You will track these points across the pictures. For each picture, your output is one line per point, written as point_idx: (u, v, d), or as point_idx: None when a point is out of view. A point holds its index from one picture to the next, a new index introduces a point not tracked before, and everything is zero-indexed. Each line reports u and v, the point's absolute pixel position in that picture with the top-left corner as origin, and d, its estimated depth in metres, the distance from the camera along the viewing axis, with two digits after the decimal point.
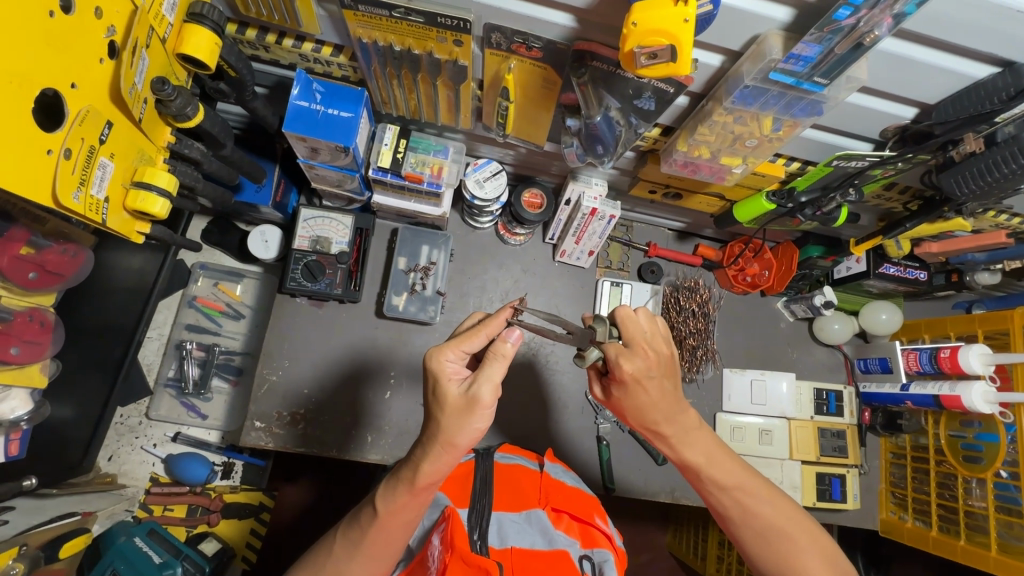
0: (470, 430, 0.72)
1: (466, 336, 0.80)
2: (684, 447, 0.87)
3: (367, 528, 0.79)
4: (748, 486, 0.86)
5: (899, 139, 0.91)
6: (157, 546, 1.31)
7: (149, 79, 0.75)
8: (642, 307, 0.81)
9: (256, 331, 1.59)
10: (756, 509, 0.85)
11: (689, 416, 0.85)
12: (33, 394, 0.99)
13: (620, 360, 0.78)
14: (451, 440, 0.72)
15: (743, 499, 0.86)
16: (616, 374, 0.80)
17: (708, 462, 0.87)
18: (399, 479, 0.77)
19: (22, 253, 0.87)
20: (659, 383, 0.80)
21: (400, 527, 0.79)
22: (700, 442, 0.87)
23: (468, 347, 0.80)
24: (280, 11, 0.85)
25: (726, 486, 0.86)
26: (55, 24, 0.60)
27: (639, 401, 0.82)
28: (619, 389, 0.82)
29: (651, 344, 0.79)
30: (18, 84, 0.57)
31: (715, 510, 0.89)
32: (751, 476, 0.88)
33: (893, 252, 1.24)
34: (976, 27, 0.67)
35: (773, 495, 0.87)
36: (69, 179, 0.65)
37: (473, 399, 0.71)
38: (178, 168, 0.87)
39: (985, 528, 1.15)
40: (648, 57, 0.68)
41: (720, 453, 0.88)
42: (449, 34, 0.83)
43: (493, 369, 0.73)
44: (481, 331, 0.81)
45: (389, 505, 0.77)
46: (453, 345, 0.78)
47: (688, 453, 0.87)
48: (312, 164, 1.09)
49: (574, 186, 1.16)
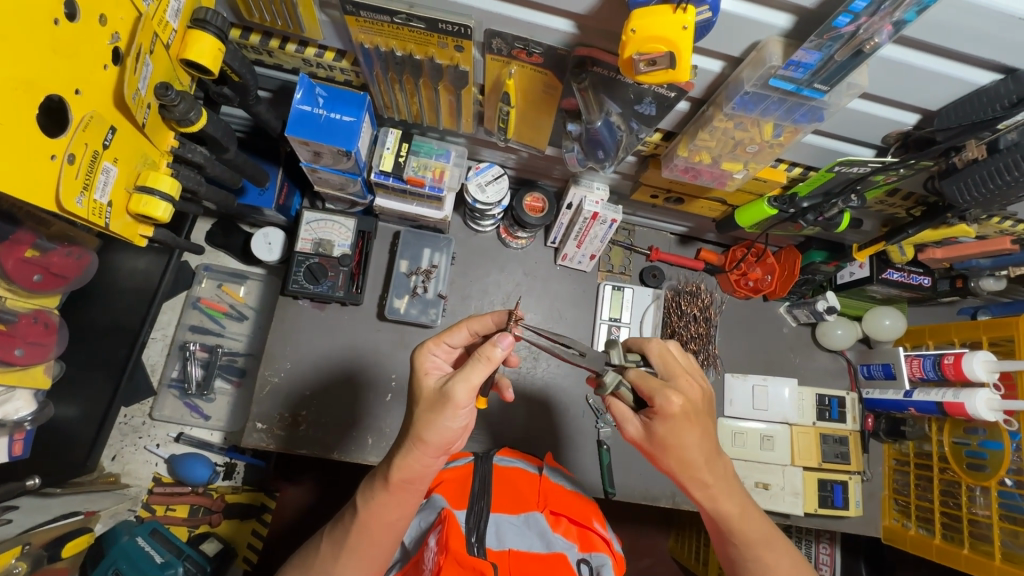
0: (441, 429, 0.72)
1: (448, 330, 0.86)
2: (723, 498, 0.81)
3: (349, 526, 0.78)
4: (774, 541, 0.83)
5: (901, 145, 0.90)
6: (159, 546, 1.33)
7: (152, 84, 0.76)
8: (673, 341, 0.87)
9: (259, 332, 1.60)
10: (775, 563, 0.82)
11: (726, 461, 0.82)
12: (37, 395, 1.00)
13: (668, 393, 0.76)
14: (421, 436, 0.72)
15: (766, 553, 0.83)
16: (661, 412, 0.77)
17: (739, 517, 0.82)
18: (387, 483, 0.75)
19: (27, 255, 0.88)
20: (704, 420, 0.78)
21: (384, 527, 0.77)
22: (734, 498, 0.82)
23: (449, 342, 0.85)
24: (283, 16, 0.86)
25: (752, 539, 0.82)
26: (59, 32, 0.61)
27: (684, 442, 0.77)
28: (659, 427, 0.78)
29: (691, 383, 0.80)
30: (22, 92, 0.58)
31: (732, 559, 0.85)
32: (775, 531, 0.84)
33: (896, 259, 1.23)
34: (978, 33, 0.67)
35: (792, 551, 0.84)
36: (74, 183, 0.66)
37: (447, 397, 0.71)
38: (182, 172, 0.88)
39: (990, 537, 1.13)
40: (647, 64, 0.68)
41: (751, 505, 0.84)
42: (450, 39, 0.84)
43: (470, 371, 0.71)
44: (462, 325, 0.86)
45: (373, 499, 0.76)
46: (435, 340, 0.84)
47: (724, 507, 0.82)
48: (315, 167, 1.10)
49: (576, 191, 1.17)
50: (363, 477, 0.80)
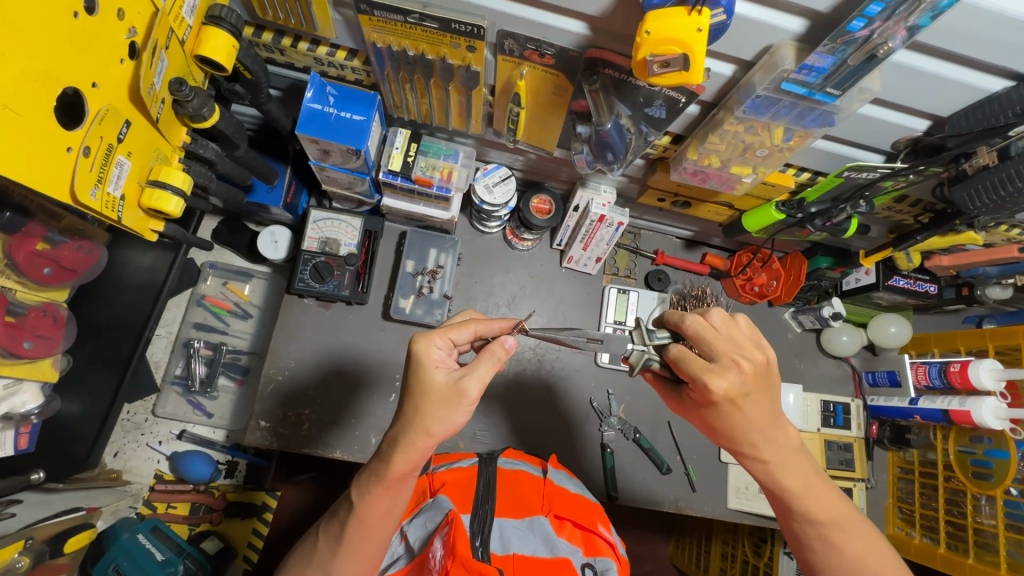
0: (450, 420, 0.72)
1: (453, 327, 0.81)
2: (782, 473, 0.80)
3: (345, 521, 0.77)
4: (843, 522, 0.82)
5: (911, 151, 0.91)
6: (159, 542, 1.33)
7: (167, 80, 0.76)
8: (712, 312, 0.78)
9: (263, 330, 1.60)
10: (842, 545, 0.81)
11: (788, 433, 0.80)
12: (44, 388, 1.00)
13: (710, 378, 0.73)
14: (428, 428, 0.72)
15: (833, 533, 0.81)
16: (703, 391, 0.75)
17: (809, 494, 0.81)
18: (383, 477, 0.74)
19: (38, 248, 0.88)
20: (756, 398, 0.75)
21: (379, 521, 0.77)
22: (802, 473, 0.81)
23: (455, 339, 0.81)
24: (297, 14, 0.86)
25: (819, 518, 0.81)
26: (79, 25, 0.61)
27: (732, 422, 0.77)
28: (714, 411, 0.77)
29: (737, 362, 0.73)
30: (41, 84, 0.58)
31: (797, 536, 0.84)
32: (844, 506, 0.82)
33: (903, 266, 1.24)
34: (990, 39, 0.67)
35: (863, 533, 0.82)
36: (88, 176, 0.66)
37: (459, 391, 0.72)
38: (194, 168, 0.88)
39: (995, 546, 1.12)
40: (660, 65, 0.69)
41: (817, 480, 0.82)
42: (462, 39, 0.84)
43: (485, 367, 0.73)
44: (469, 324, 0.83)
45: (369, 495, 0.75)
46: (441, 333, 0.78)
47: (785, 481, 0.80)
48: (323, 165, 1.10)
49: (582, 194, 1.17)
50: (358, 471, 0.79)
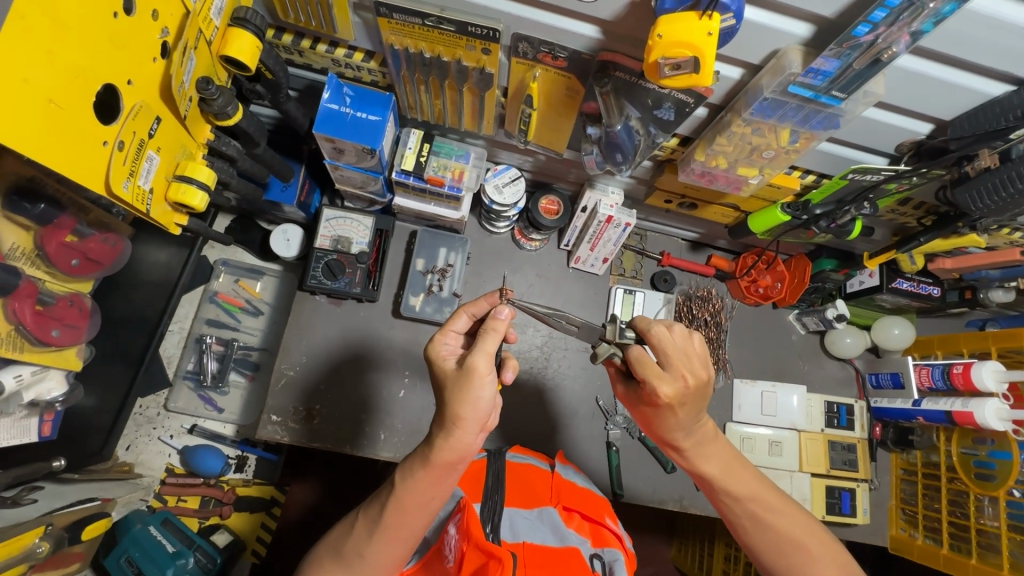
0: (474, 401, 0.72)
1: (451, 318, 0.86)
2: (701, 460, 0.85)
3: (385, 502, 0.78)
4: (765, 499, 0.84)
5: (914, 154, 0.93)
6: (171, 535, 1.35)
7: (195, 78, 0.79)
8: (677, 325, 0.78)
9: (274, 327, 1.63)
10: (769, 521, 0.84)
11: (708, 426, 0.84)
12: (68, 377, 1.03)
13: (657, 383, 0.75)
14: (458, 412, 0.72)
15: (757, 509, 0.84)
16: (650, 394, 0.77)
17: (728, 474, 0.85)
18: (428, 461, 0.75)
19: (67, 240, 0.91)
20: (693, 408, 0.78)
21: (420, 505, 0.78)
22: (717, 454, 0.85)
23: (455, 329, 0.85)
24: (318, 17, 0.89)
25: (740, 496, 0.84)
26: (118, 24, 0.64)
27: (667, 422, 0.80)
28: (653, 409, 0.80)
29: (684, 374, 0.75)
30: (82, 80, 0.61)
31: (732, 521, 0.87)
32: (764, 486, 0.86)
33: (906, 267, 1.26)
34: (991, 44, 0.69)
35: (790, 509, 0.85)
36: (121, 169, 0.69)
37: (468, 369, 0.72)
38: (216, 164, 0.91)
39: (997, 547, 1.14)
40: (671, 67, 0.71)
41: (737, 463, 0.86)
42: (478, 42, 0.86)
43: (485, 341, 0.74)
44: (463, 310, 0.86)
45: (412, 478, 0.76)
46: (443, 329, 0.84)
47: (704, 466, 0.85)
48: (338, 164, 1.13)
49: (591, 195, 1.20)
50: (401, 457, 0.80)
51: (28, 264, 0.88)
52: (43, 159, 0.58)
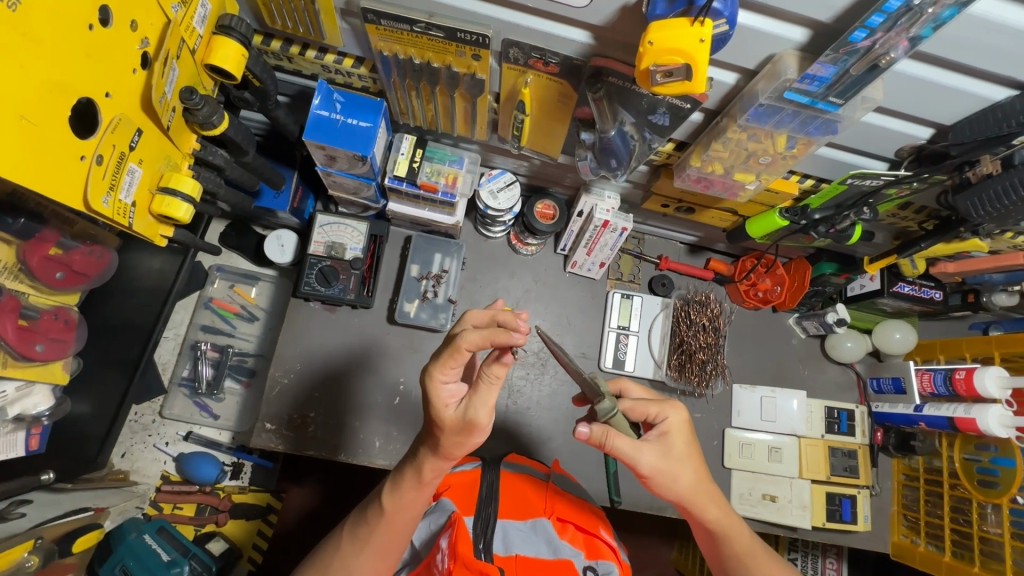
0: (471, 443, 0.72)
1: (448, 353, 0.71)
2: (728, 523, 0.84)
3: (374, 523, 0.79)
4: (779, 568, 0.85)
5: (915, 159, 0.91)
6: (166, 544, 1.35)
7: (178, 88, 0.78)
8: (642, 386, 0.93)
9: (269, 333, 1.61)
10: None
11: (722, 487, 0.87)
12: (55, 391, 1.03)
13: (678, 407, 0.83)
14: (450, 451, 0.73)
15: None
16: (674, 423, 0.82)
17: (751, 542, 0.85)
18: None
19: (50, 253, 0.90)
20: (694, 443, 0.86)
21: (406, 524, 0.80)
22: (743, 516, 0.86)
23: (454, 364, 0.72)
24: (305, 23, 0.88)
25: (764, 562, 0.84)
26: (93, 37, 0.63)
27: (692, 463, 0.82)
28: (681, 447, 0.81)
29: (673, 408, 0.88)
30: (56, 95, 0.60)
31: None
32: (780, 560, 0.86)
33: (908, 272, 1.22)
34: (992, 49, 0.67)
35: None
36: (100, 183, 0.68)
37: (472, 424, 0.70)
38: (203, 174, 0.90)
39: (1000, 555, 1.12)
40: (663, 75, 0.69)
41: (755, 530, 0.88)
42: (467, 48, 0.85)
43: (488, 394, 0.69)
44: (462, 345, 0.70)
45: (398, 497, 0.78)
46: (439, 365, 0.72)
47: (732, 529, 0.84)
48: (330, 171, 1.11)
49: (587, 200, 1.18)
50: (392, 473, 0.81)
51: (10, 279, 0.87)
52: (17, 176, 0.56)
